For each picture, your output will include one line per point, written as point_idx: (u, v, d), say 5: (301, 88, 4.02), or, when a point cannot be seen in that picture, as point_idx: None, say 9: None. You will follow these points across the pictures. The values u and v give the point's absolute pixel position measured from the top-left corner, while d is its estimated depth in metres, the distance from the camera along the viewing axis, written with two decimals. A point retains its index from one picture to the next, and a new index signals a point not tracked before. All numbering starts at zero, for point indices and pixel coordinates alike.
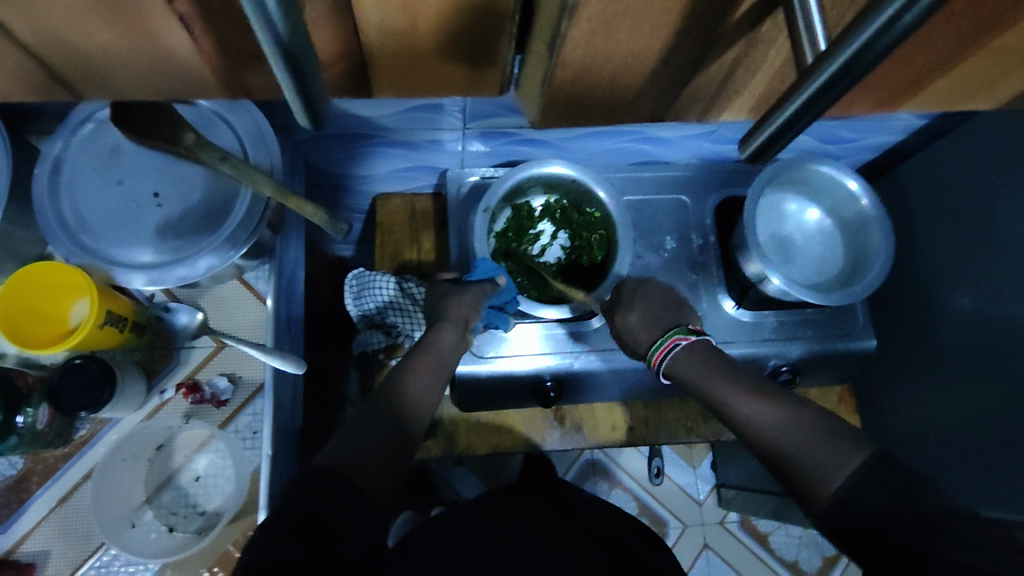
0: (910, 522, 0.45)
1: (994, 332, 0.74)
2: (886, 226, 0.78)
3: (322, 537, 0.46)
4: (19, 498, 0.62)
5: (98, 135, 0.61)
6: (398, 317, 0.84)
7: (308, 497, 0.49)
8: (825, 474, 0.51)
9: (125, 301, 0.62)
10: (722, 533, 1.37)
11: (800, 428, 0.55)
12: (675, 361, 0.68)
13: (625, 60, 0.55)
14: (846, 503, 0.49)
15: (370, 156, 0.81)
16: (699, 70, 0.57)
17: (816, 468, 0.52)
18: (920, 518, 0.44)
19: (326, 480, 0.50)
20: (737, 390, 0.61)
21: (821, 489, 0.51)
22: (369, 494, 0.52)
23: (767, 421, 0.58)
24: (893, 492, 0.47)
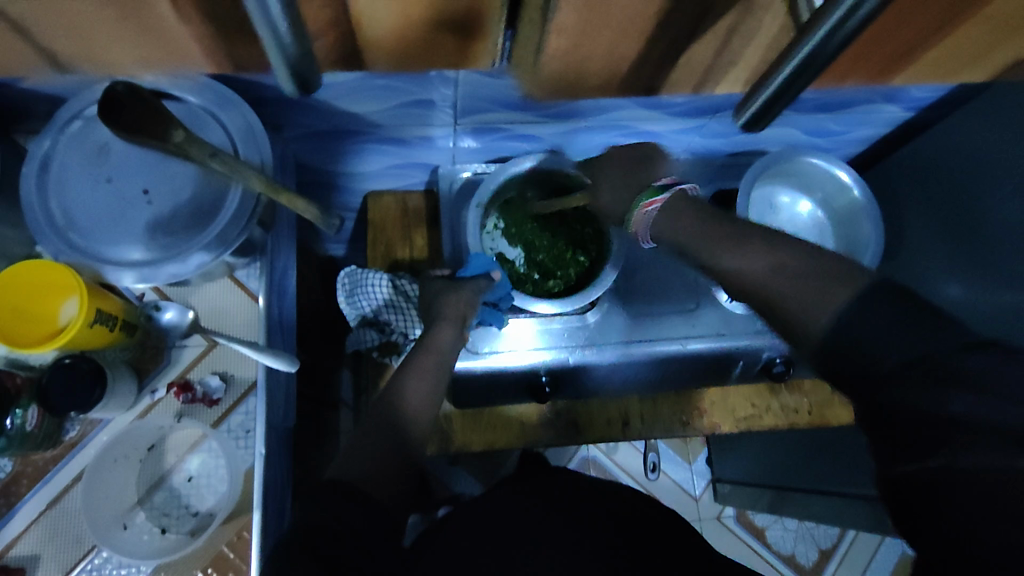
0: (910, 370, 0.41)
1: (988, 321, 0.74)
2: (875, 215, 0.80)
3: (339, 546, 0.44)
4: (9, 501, 0.62)
5: (85, 132, 0.60)
6: (391, 315, 0.84)
7: (321, 511, 0.47)
8: (815, 313, 0.47)
9: (114, 300, 0.61)
10: (718, 529, 1.38)
11: (790, 269, 0.51)
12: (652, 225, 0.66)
13: (613, 34, 0.55)
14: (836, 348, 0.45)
15: (362, 153, 0.80)
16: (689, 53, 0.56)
17: (807, 308, 0.48)
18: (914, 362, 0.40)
19: (336, 492, 0.49)
20: (726, 247, 0.57)
21: (811, 335, 0.47)
22: (376, 502, 0.51)
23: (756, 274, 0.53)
24: (890, 333, 0.42)
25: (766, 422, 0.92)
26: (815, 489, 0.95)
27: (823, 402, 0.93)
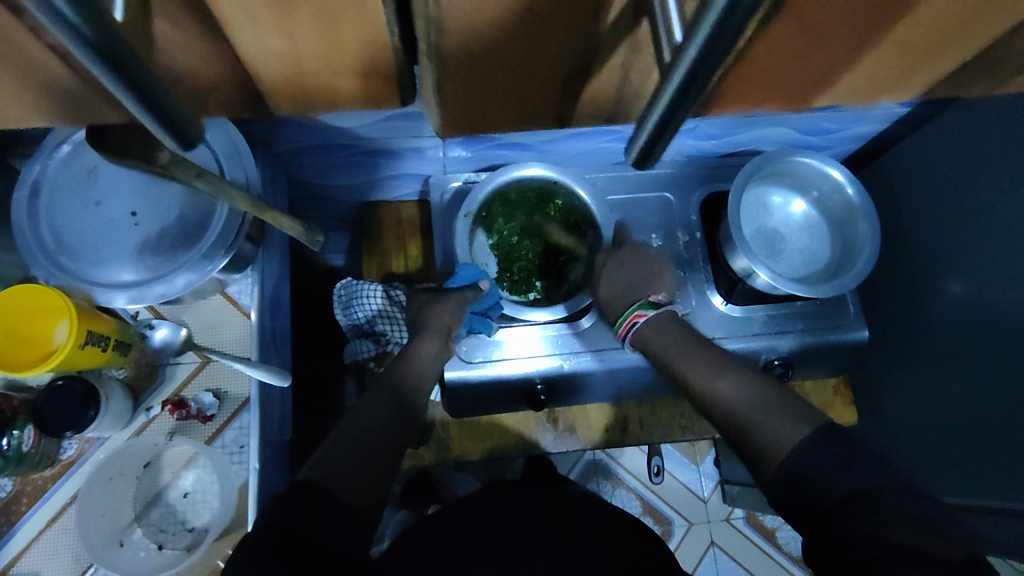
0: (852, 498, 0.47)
1: (987, 317, 0.73)
2: (872, 215, 0.77)
3: (301, 553, 0.46)
4: (9, 520, 0.63)
5: (74, 156, 0.61)
6: (386, 325, 0.84)
7: (288, 511, 0.48)
8: (782, 445, 0.53)
9: (108, 321, 0.62)
10: (728, 530, 1.36)
11: (759, 403, 0.58)
12: (638, 332, 0.72)
13: (519, 87, 0.55)
14: (795, 481, 0.50)
15: (352, 166, 0.81)
16: (658, 77, 0.55)
17: (769, 445, 0.54)
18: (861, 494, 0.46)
19: (309, 496, 0.50)
20: (697, 368, 0.65)
21: (773, 464, 0.53)
22: (351, 509, 0.52)
23: (731, 399, 0.61)
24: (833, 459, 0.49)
25: None
26: None
27: (825, 404, 0.93)
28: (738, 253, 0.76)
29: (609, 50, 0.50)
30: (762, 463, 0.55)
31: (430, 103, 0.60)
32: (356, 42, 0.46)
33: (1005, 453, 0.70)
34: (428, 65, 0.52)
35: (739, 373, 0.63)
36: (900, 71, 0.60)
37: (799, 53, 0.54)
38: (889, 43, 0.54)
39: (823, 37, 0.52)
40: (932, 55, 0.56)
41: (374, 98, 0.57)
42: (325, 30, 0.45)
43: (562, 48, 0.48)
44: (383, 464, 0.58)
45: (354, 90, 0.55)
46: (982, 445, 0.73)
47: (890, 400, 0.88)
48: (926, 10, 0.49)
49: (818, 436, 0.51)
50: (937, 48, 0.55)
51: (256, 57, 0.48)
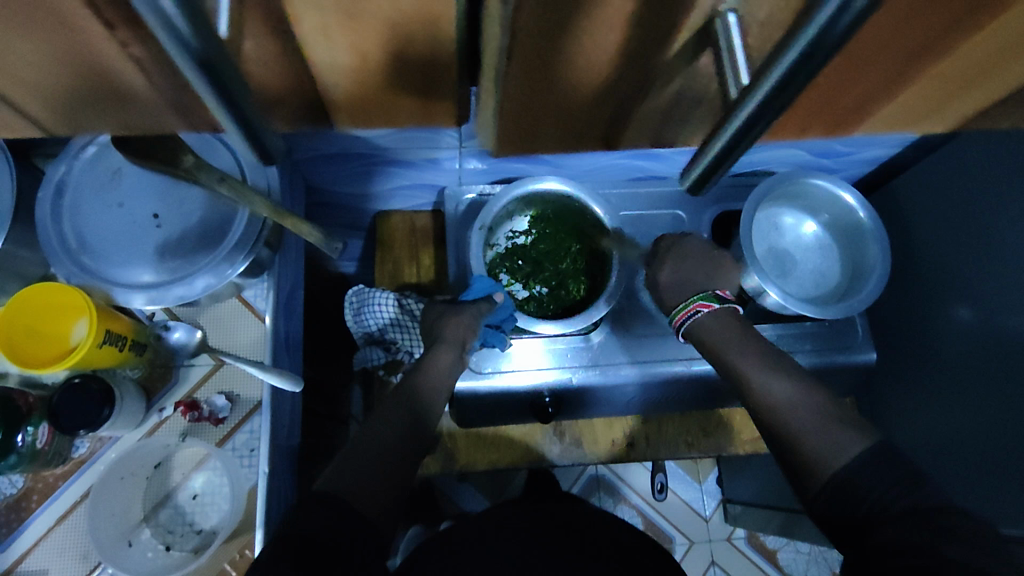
0: (912, 514, 0.47)
1: (995, 344, 0.73)
2: (883, 238, 0.78)
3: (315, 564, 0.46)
4: (18, 517, 0.63)
5: (99, 157, 0.62)
6: (397, 334, 0.85)
7: (307, 522, 0.49)
8: (833, 454, 0.54)
9: (125, 321, 0.63)
10: (729, 550, 1.35)
11: (821, 414, 0.58)
12: (696, 322, 0.68)
13: (553, 105, 0.56)
14: (846, 488, 0.52)
15: (372, 175, 0.82)
16: (675, 99, 0.57)
17: (826, 451, 0.55)
18: (910, 511, 0.48)
19: (324, 504, 0.51)
20: (757, 366, 0.63)
21: (824, 470, 0.54)
22: (365, 514, 0.52)
23: (778, 395, 0.60)
24: (888, 486, 0.50)
25: None
26: None
27: None
28: (748, 271, 0.76)
29: (639, 75, 0.51)
30: (807, 471, 0.55)
31: (485, 121, 0.62)
32: (397, 57, 0.48)
33: (1002, 481, 0.70)
34: (489, 86, 0.53)
35: (799, 378, 0.62)
36: (922, 105, 0.61)
37: (817, 85, 0.56)
38: (924, 79, 0.55)
39: (857, 66, 0.53)
40: (944, 90, 0.57)
41: (426, 114, 0.58)
42: (352, 46, 0.46)
43: (605, 69, 0.49)
44: (394, 481, 0.58)
45: (408, 105, 0.56)
46: (982, 471, 0.74)
47: (896, 424, 0.88)
48: (963, 49, 0.50)
49: (868, 455, 0.53)
50: (965, 86, 0.56)
51: (316, 74, 0.50)
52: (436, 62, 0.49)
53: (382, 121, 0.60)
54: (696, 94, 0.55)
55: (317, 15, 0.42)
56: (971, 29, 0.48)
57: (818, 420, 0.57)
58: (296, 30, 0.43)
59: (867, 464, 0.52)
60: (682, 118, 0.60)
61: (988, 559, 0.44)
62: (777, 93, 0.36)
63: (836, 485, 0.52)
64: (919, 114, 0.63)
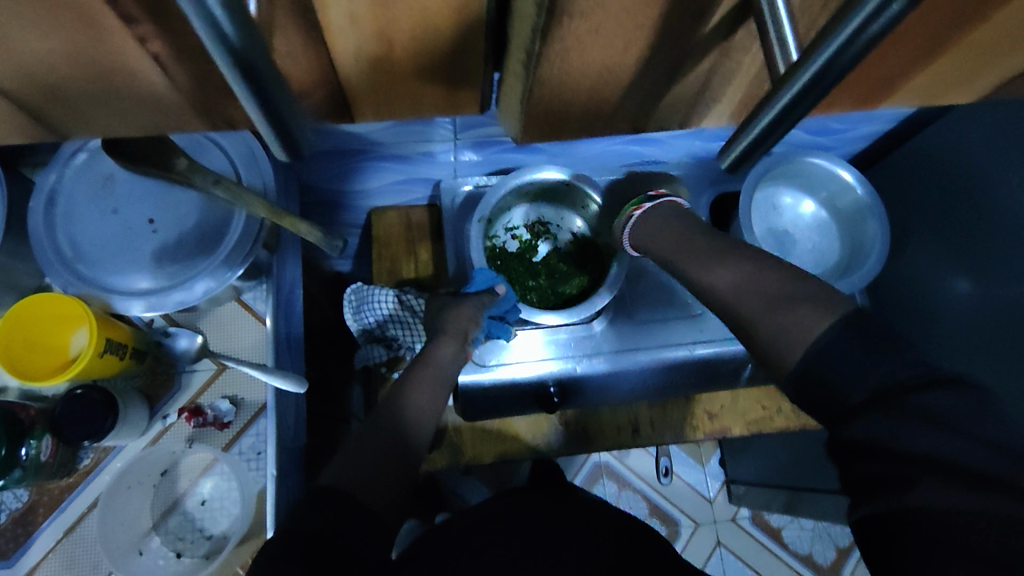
0: (885, 396, 0.40)
1: (995, 315, 0.73)
2: (881, 215, 0.78)
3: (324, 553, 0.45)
4: (25, 532, 0.62)
5: (90, 163, 0.61)
6: (398, 330, 0.84)
7: (314, 515, 0.48)
8: (796, 342, 0.47)
9: (124, 329, 0.62)
10: (734, 530, 1.36)
11: (780, 291, 0.52)
12: (634, 230, 0.74)
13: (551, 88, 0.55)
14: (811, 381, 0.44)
15: (367, 171, 0.81)
16: (674, 79, 0.56)
17: (789, 331, 0.48)
18: (883, 396, 0.40)
19: (331, 499, 0.50)
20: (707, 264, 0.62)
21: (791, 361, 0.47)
22: (370, 508, 0.52)
23: (734, 290, 0.56)
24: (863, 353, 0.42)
25: (776, 424, 0.92)
26: (827, 489, 0.94)
27: None
28: (749, 252, 0.76)
29: (642, 56, 0.50)
30: (776, 350, 0.49)
31: (509, 109, 0.61)
32: (399, 46, 0.47)
33: None
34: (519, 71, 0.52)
35: (756, 260, 0.57)
36: (921, 78, 0.61)
37: None
38: (928, 48, 0.54)
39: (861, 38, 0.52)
40: (944, 61, 0.57)
41: (433, 101, 0.58)
42: (349, 39, 0.45)
43: (605, 52, 0.49)
44: (395, 470, 0.57)
45: (423, 91, 0.56)
46: None
47: None
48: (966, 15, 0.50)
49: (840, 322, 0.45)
50: (964, 57, 0.56)
51: (322, 68, 0.49)
52: (433, 51, 0.48)
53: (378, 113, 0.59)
54: (725, 67, 0.55)
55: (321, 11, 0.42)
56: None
57: (771, 296, 0.52)
58: (295, 26, 0.43)
59: (842, 339, 0.44)
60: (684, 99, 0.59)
61: (986, 453, 0.36)
62: (822, 75, 0.36)
63: (801, 374, 0.45)
64: (917, 87, 0.63)
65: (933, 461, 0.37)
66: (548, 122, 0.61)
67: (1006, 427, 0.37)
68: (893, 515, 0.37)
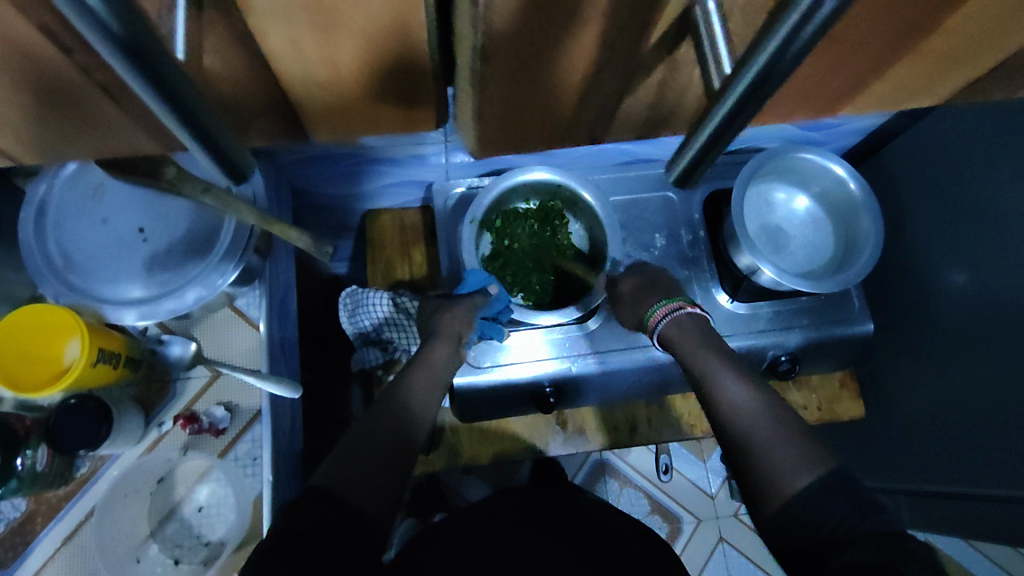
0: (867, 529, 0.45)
1: (992, 307, 0.73)
2: (874, 209, 0.77)
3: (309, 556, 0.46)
4: (23, 541, 0.63)
5: (79, 174, 0.61)
6: (393, 333, 0.84)
7: (302, 515, 0.49)
8: (789, 474, 0.51)
9: (118, 338, 0.62)
10: (737, 526, 1.36)
11: (777, 424, 0.56)
12: (673, 320, 0.69)
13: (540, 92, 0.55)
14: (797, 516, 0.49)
15: (358, 174, 0.81)
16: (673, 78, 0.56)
17: (783, 467, 0.52)
18: (871, 533, 0.45)
19: (319, 499, 0.50)
20: (726, 368, 0.62)
21: (779, 495, 0.51)
22: (359, 509, 0.52)
23: (734, 400, 0.59)
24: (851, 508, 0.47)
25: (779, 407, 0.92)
26: None
27: (832, 398, 0.93)
28: (742, 249, 0.76)
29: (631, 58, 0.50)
30: (765, 486, 0.52)
31: (465, 125, 0.61)
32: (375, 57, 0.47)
33: (1004, 444, 0.71)
34: (468, 90, 0.52)
35: (750, 382, 0.61)
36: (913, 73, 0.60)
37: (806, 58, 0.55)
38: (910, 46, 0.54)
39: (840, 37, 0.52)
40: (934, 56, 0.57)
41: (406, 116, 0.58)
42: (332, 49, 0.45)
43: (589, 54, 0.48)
44: (390, 471, 0.57)
45: (382, 112, 0.56)
46: (982, 436, 0.74)
47: (896, 392, 0.88)
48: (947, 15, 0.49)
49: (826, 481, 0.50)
50: (954, 52, 0.56)
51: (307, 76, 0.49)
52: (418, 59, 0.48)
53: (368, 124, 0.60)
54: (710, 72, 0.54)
55: (296, 26, 0.41)
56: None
57: (762, 427, 0.56)
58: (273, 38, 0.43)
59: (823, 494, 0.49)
60: (668, 105, 0.59)
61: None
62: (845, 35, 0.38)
63: (782, 516, 0.50)
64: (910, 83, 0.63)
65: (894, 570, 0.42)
66: (510, 131, 0.61)
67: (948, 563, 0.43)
68: None
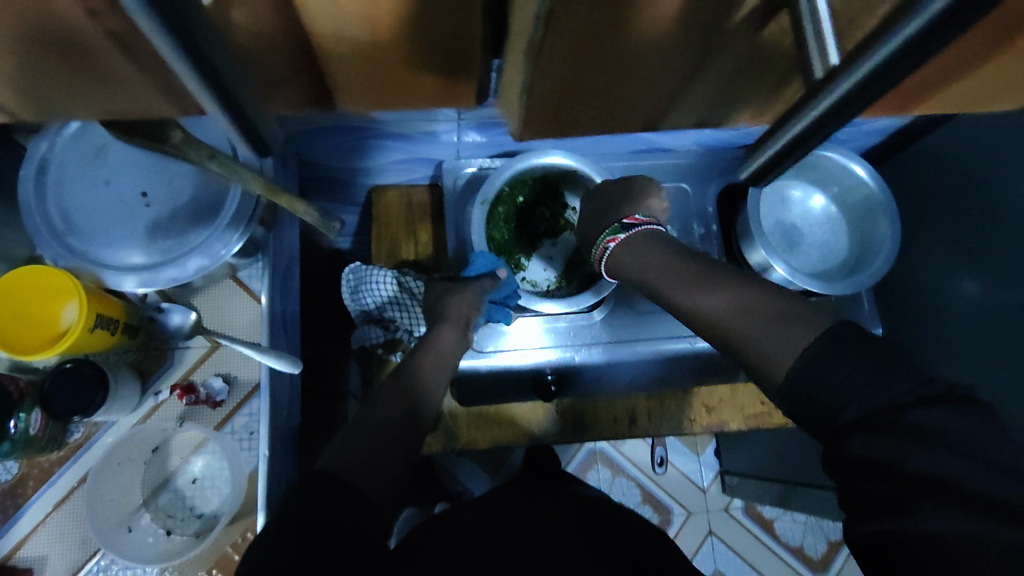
0: (883, 415, 0.40)
1: (1002, 319, 0.72)
2: (892, 213, 0.76)
3: (319, 543, 0.45)
4: (15, 503, 0.62)
5: (83, 133, 0.59)
6: (396, 312, 0.82)
7: (305, 502, 0.47)
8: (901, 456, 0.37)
9: (115, 303, 0.60)
10: (726, 521, 1.36)
11: (771, 309, 0.51)
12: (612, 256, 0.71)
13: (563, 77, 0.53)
14: (801, 380, 0.45)
15: (367, 149, 0.79)
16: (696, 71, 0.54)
17: (777, 359, 0.48)
18: (875, 412, 0.40)
19: (322, 484, 0.49)
20: (684, 281, 0.60)
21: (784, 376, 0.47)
22: (367, 495, 0.51)
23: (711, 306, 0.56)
24: (858, 365, 0.42)
25: (774, 419, 0.92)
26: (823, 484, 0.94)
27: None
28: (755, 245, 0.74)
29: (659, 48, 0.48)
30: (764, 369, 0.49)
31: (509, 99, 0.60)
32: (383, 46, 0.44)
33: None
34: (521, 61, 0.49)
35: (741, 284, 0.56)
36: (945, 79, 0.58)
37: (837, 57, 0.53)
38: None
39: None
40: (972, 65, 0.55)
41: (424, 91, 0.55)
42: (349, 18, 0.43)
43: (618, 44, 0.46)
44: (393, 461, 0.56)
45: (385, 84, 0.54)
46: None
47: None
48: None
49: (833, 340, 0.45)
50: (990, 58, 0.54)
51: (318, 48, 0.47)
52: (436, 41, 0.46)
53: (379, 97, 0.58)
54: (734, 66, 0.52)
55: None
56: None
57: (769, 314, 0.51)
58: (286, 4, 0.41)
59: (831, 351, 0.44)
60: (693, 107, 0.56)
61: (990, 475, 0.35)
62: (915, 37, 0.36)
63: (796, 397, 0.45)
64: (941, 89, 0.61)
65: (933, 477, 0.36)
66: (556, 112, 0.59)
67: (1013, 443, 0.36)
68: (891, 539, 0.37)
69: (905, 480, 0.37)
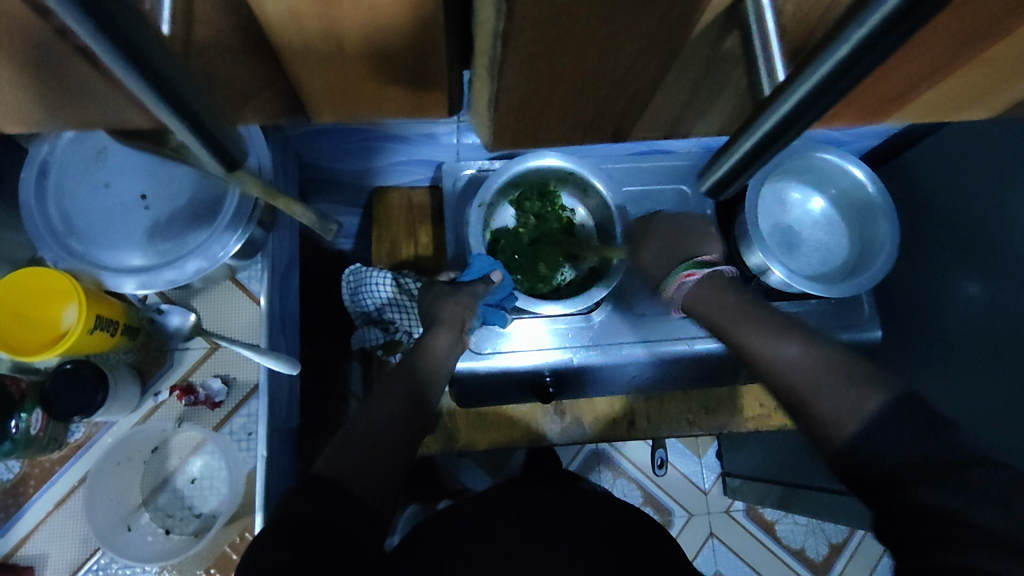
0: (936, 473, 0.41)
1: (1004, 324, 0.71)
2: (892, 215, 0.75)
3: (315, 545, 0.45)
4: (16, 502, 0.63)
5: (82, 137, 0.59)
6: (395, 313, 0.82)
7: (302, 506, 0.48)
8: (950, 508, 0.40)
9: (116, 306, 0.61)
10: (728, 523, 1.36)
11: (822, 371, 0.52)
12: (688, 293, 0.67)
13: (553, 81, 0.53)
14: (861, 440, 0.46)
15: (367, 151, 0.79)
16: None
17: (834, 417, 0.49)
18: (931, 471, 0.42)
19: (317, 488, 0.49)
20: (764, 335, 0.59)
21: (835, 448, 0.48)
22: (364, 497, 0.51)
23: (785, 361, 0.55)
24: (915, 430, 0.44)
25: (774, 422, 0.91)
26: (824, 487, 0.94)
27: None
28: (754, 248, 0.74)
29: None
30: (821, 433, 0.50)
31: (478, 115, 0.55)
32: (379, 60, 0.44)
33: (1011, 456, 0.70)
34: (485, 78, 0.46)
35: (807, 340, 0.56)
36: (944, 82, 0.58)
37: None
38: (928, 88, 0.51)
39: (877, 74, 0.47)
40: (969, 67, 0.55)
41: (420, 107, 0.53)
42: None
43: None
44: (389, 463, 0.56)
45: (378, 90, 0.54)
46: None
47: None
48: (980, 63, 0.45)
49: (895, 404, 0.46)
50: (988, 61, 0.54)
51: None
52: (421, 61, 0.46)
53: None
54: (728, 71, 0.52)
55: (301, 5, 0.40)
56: (1010, 32, 0.42)
57: (819, 378, 0.52)
58: None
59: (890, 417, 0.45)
60: (693, 119, 0.56)
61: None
62: None
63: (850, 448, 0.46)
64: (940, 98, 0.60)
65: (983, 528, 0.38)
66: (523, 133, 0.54)
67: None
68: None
69: (954, 529, 0.39)
